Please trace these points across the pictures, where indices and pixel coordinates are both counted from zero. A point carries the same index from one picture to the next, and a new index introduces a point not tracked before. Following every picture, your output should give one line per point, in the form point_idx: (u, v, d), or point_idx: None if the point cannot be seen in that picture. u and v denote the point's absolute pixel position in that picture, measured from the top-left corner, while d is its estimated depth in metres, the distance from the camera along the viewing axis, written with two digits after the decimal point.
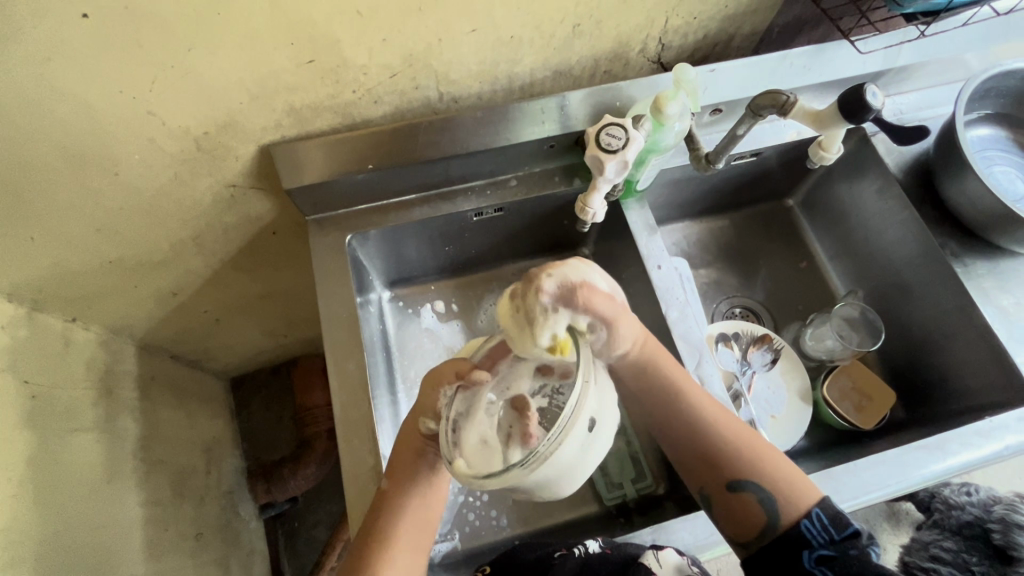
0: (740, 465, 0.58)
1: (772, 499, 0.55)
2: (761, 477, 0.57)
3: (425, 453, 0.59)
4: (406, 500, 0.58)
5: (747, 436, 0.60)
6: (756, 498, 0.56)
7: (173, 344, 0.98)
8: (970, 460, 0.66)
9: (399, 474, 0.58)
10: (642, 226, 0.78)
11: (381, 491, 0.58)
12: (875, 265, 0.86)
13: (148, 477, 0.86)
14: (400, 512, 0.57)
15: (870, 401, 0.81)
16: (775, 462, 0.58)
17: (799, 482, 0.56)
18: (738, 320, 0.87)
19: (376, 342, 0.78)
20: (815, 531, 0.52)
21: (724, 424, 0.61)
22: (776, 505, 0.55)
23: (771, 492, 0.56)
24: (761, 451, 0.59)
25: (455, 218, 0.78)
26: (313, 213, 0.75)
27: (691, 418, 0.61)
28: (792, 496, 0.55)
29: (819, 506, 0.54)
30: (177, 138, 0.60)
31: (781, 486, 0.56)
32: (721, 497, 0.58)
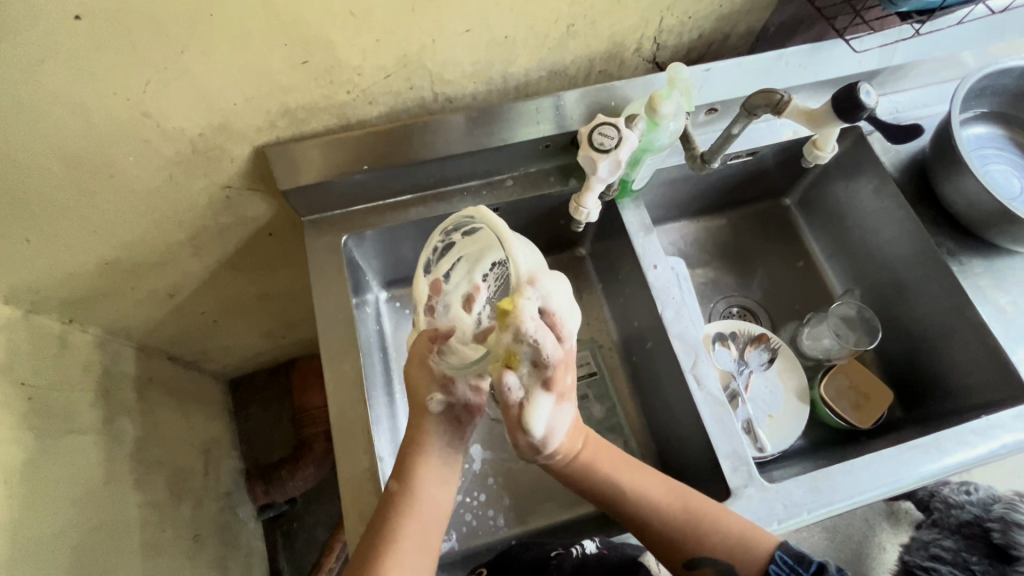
0: (690, 546, 0.58)
1: (729, 570, 0.56)
2: (714, 551, 0.57)
3: (432, 442, 0.62)
4: (417, 491, 0.60)
5: (689, 511, 0.59)
6: (714, 572, 0.57)
7: (171, 345, 0.98)
8: (967, 458, 0.66)
9: (408, 471, 0.60)
10: (637, 226, 0.78)
11: (390, 491, 0.60)
12: (872, 264, 0.86)
13: (146, 478, 0.86)
14: (411, 504, 0.59)
15: (868, 400, 0.81)
16: (724, 521, 0.58)
17: (749, 538, 0.56)
18: (735, 320, 0.87)
19: (372, 343, 0.78)
20: (784, 572, 0.54)
21: (667, 504, 0.60)
22: (734, 574, 0.56)
23: (728, 562, 0.56)
24: (708, 518, 0.58)
25: (451, 218, 0.78)
26: (309, 214, 0.75)
27: (636, 507, 0.61)
28: (746, 557, 0.55)
29: (780, 550, 0.55)
30: (173, 140, 0.60)
31: (734, 552, 0.56)
32: (684, 575, 0.59)
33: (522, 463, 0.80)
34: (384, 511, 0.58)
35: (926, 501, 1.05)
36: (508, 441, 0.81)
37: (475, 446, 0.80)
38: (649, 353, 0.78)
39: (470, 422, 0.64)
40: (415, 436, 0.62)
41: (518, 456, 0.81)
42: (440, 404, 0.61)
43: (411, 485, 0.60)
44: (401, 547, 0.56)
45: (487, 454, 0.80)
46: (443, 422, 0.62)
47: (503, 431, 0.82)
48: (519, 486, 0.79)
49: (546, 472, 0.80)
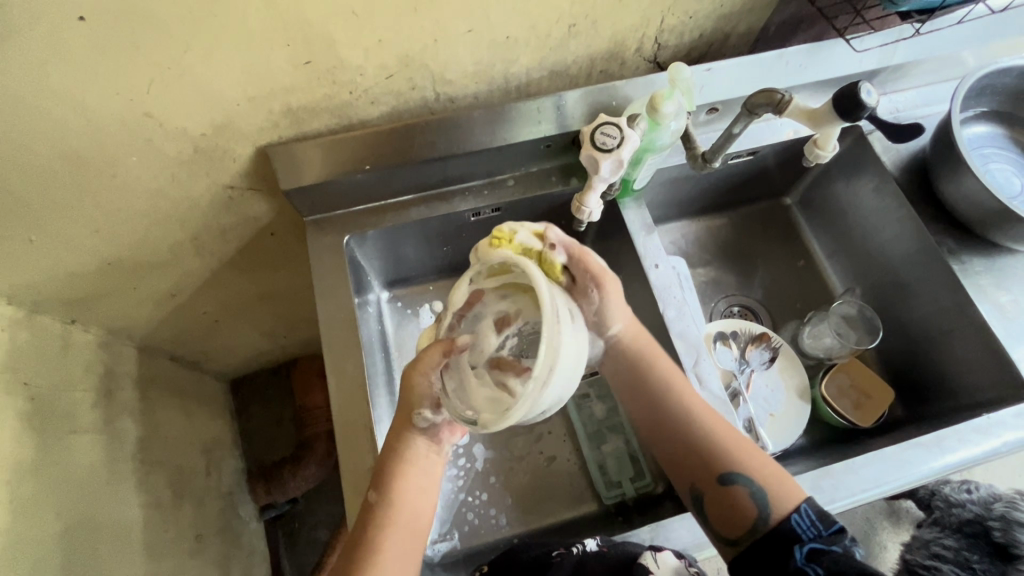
0: (729, 457, 0.59)
1: (764, 492, 0.56)
2: (751, 470, 0.57)
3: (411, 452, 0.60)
4: (394, 509, 0.58)
5: (730, 430, 0.61)
6: (747, 490, 0.56)
7: (173, 345, 0.98)
8: (967, 457, 0.66)
9: (388, 484, 0.59)
10: (639, 226, 0.78)
11: (369, 504, 0.58)
12: (872, 263, 0.86)
13: (148, 478, 0.86)
14: (387, 519, 0.57)
15: (869, 399, 0.81)
16: (763, 458, 0.58)
17: (785, 478, 0.57)
18: (736, 319, 0.87)
19: (374, 342, 0.78)
20: (805, 525, 0.53)
21: (711, 418, 0.61)
22: (767, 499, 0.55)
23: (762, 485, 0.56)
24: (746, 443, 0.60)
25: (452, 218, 0.78)
26: (311, 214, 0.75)
27: (682, 410, 0.62)
28: (780, 490, 0.56)
29: (806, 502, 0.55)
30: (175, 140, 0.60)
31: (769, 479, 0.56)
32: (712, 490, 0.58)
33: (524, 462, 0.80)
34: (364, 525, 0.57)
35: (927, 500, 1.04)
36: (510, 440, 0.81)
37: (476, 445, 0.81)
38: None
39: (446, 439, 0.63)
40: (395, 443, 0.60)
41: (520, 455, 0.81)
42: (426, 421, 0.59)
43: (392, 498, 0.58)
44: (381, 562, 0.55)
45: (489, 453, 0.81)
46: (422, 436, 0.61)
47: (505, 430, 0.82)
48: (520, 485, 0.79)
49: (548, 471, 0.80)
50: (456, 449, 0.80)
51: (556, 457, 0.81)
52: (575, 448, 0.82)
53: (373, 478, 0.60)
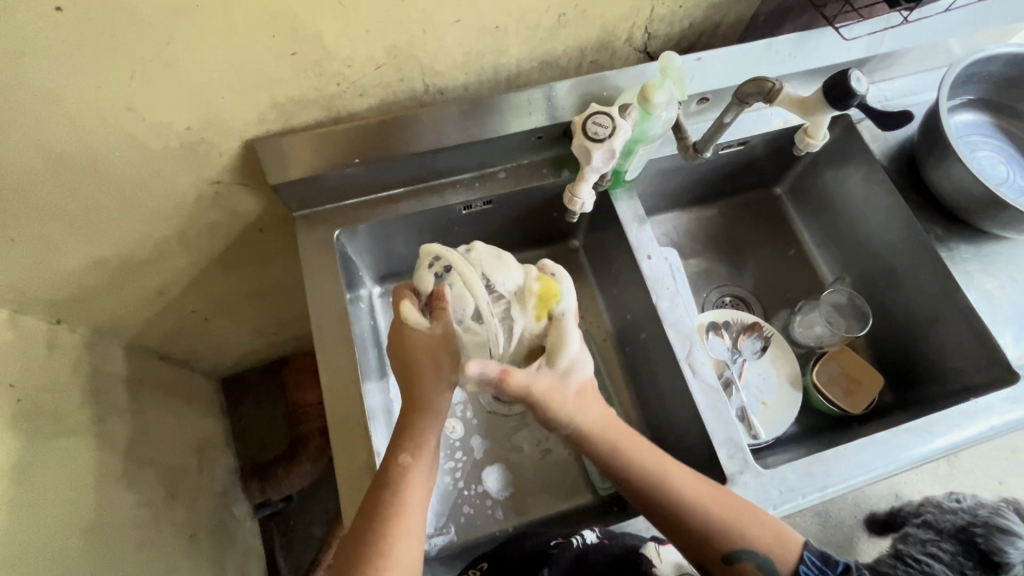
0: (731, 534, 0.56)
1: (767, 558, 0.54)
2: (753, 540, 0.55)
3: (439, 409, 0.61)
4: (424, 471, 0.59)
5: (723, 497, 0.58)
6: (754, 563, 0.54)
7: (162, 343, 0.97)
8: (956, 441, 0.67)
9: (422, 444, 0.60)
10: (631, 217, 0.78)
11: (403, 466, 0.58)
12: (862, 251, 0.87)
13: (139, 479, 0.85)
14: (410, 484, 0.57)
15: (859, 386, 0.82)
16: (761, 520, 0.57)
17: (783, 535, 0.56)
18: (727, 309, 0.88)
19: (367, 337, 0.78)
20: (812, 571, 0.54)
21: (702, 492, 0.58)
22: (771, 562, 0.54)
23: (767, 553, 0.55)
24: (744, 513, 0.57)
25: (443, 211, 0.78)
26: (299, 209, 0.74)
27: (670, 492, 0.58)
28: (781, 549, 0.55)
29: (807, 550, 0.55)
30: (159, 134, 0.59)
31: (772, 544, 0.55)
32: (719, 568, 0.56)
33: (520, 455, 0.81)
34: (395, 484, 0.57)
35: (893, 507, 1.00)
36: (506, 433, 0.82)
37: (473, 437, 0.81)
38: (643, 344, 0.78)
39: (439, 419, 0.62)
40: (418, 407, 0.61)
41: (517, 448, 0.81)
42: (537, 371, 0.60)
43: (424, 459, 0.59)
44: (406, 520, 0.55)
45: (486, 444, 0.81)
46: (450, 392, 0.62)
47: (501, 424, 0.82)
48: (517, 479, 0.79)
49: (544, 463, 0.80)
50: (452, 443, 0.80)
51: (551, 449, 0.81)
52: None
53: (401, 442, 0.60)
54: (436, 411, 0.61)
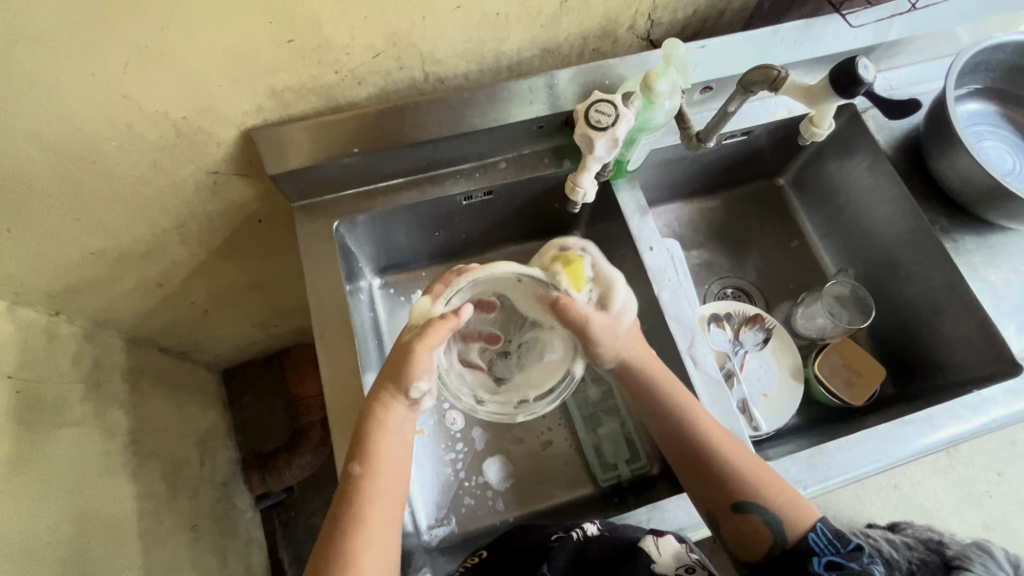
0: (744, 487, 0.57)
1: (777, 516, 0.55)
2: (766, 497, 0.57)
3: (390, 422, 0.60)
4: (378, 478, 0.58)
5: (743, 454, 0.60)
6: (763, 518, 0.56)
7: (162, 335, 0.97)
8: (959, 433, 0.66)
9: (374, 454, 0.58)
10: (633, 207, 0.77)
11: (353, 475, 0.57)
12: (865, 242, 0.86)
13: (140, 470, 0.85)
14: (365, 495, 0.57)
15: (860, 377, 0.82)
16: (776, 483, 0.58)
17: (796, 503, 0.56)
18: (728, 301, 0.88)
19: (367, 329, 0.77)
20: (821, 543, 0.52)
21: (726, 442, 0.60)
22: (779, 523, 0.55)
23: (777, 511, 0.56)
24: (761, 471, 0.59)
25: (443, 202, 0.77)
26: (298, 200, 0.73)
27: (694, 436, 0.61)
28: (792, 513, 0.55)
29: (819, 521, 0.54)
30: (155, 124, 0.58)
31: (784, 506, 0.56)
32: (726, 520, 0.58)
33: (521, 447, 0.81)
34: (349, 498, 0.56)
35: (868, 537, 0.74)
36: (506, 424, 0.82)
37: (474, 429, 0.81)
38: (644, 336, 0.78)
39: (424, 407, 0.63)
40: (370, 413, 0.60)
41: (517, 439, 0.81)
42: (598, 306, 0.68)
43: (377, 468, 0.58)
44: (365, 534, 0.55)
45: (487, 436, 0.81)
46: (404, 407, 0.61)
47: (502, 415, 0.82)
48: (518, 471, 0.79)
49: (544, 455, 0.80)
50: (453, 435, 0.80)
51: (552, 441, 0.81)
52: (572, 432, 0.82)
53: (354, 450, 0.59)
54: (393, 421, 0.60)
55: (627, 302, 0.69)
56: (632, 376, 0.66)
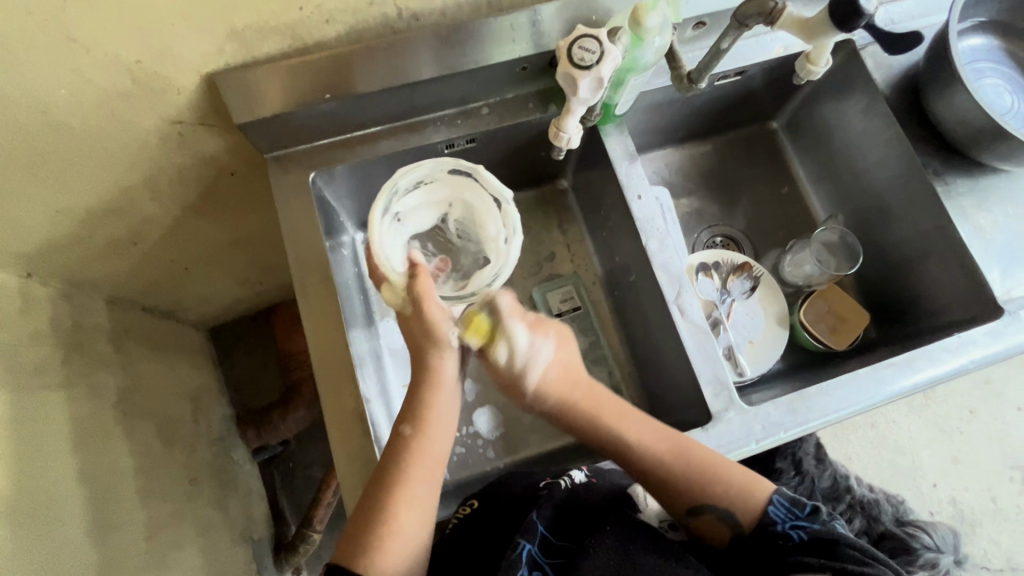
0: (693, 493, 0.59)
1: (730, 511, 0.58)
2: (715, 498, 0.58)
3: (444, 381, 0.67)
4: (425, 442, 0.63)
5: (681, 456, 0.61)
6: (716, 516, 0.58)
7: (144, 294, 0.95)
8: (939, 374, 0.66)
9: (422, 418, 0.64)
10: (621, 154, 0.74)
11: (403, 435, 0.63)
12: (856, 187, 0.85)
13: (133, 429, 0.85)
14: (414, 452, 0.61)
15: (845, 323, 0.82)
16: (724, 476, 0.59)
17: (748, 488, 0.58)
18: (717, 249, 0.87)
19: (352, 285, 0.76)
20: (781, 515, 0.55)
21: (665, 451, 0.62)
22: (734, 514, 0.57)
23: (729, 507, 0.58)
24: (705, 458, 0.60)
25: (424, 150, 0.74)
26: (271, 150, 0.70)
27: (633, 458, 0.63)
28: (744, 504, 0.57)
29: (777, 493, 0.57)
30: (108, 69, 0.54)
31: (736, 500, 0.58)
32: (688, 523, 0.60)
33: (511, 397, 0.82)
34: (395, 454, 0.61)
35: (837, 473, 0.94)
36: None
37: (465, 381, 0.82)
38: (632, 286, 0.78)
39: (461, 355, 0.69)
40: (426, 369, 0.67)
41: None
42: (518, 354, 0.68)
43: (425, 431, 0.64)
44: (408, 493, 0.59)
45: (478, 387, 0.82)
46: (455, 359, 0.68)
47: (490, 367, 0.83)
48: (508, 420, 0.81)
49: None
50: None
51: None
52: None
53: (405, 414, 0.65)
54: (445, 384, 0.67)
55: (535, 352, 0.69)
56: (562, 408, 0.69)
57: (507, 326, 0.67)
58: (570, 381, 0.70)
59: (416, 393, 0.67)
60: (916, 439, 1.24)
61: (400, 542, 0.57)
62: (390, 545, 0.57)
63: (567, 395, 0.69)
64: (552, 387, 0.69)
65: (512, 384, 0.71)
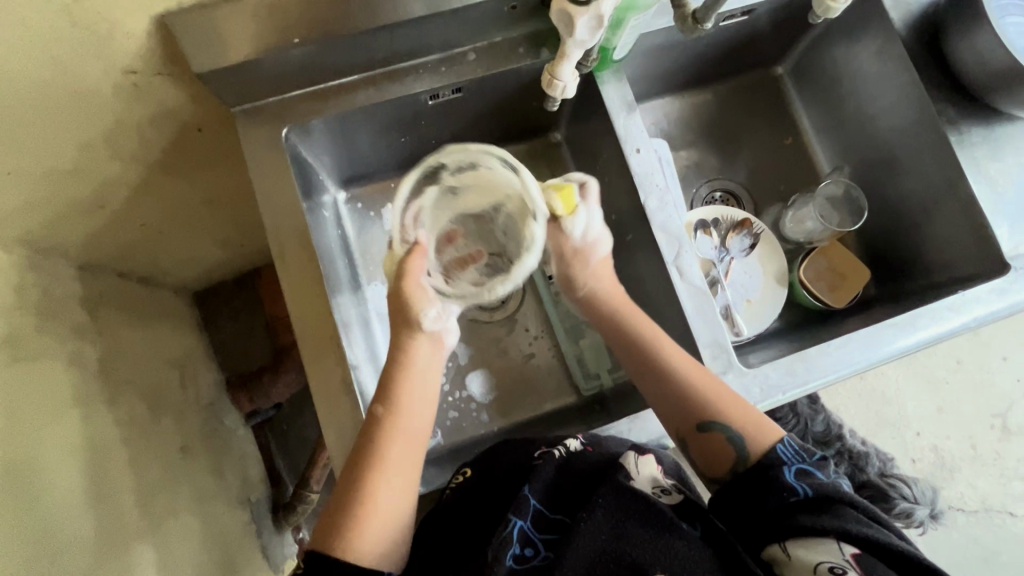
0: (708, 406, 0.58)
1: (740, 435, 0.56)
2: (729, 419, 0.58)
3: (415, 361, 0.63)
4: (399, 421, 0.59)
5: (704, 374, 0.61)
6: (724, 435, 0.57)
7: (119, 259, 0.91)
8: (939, 333, 0.65)
9: (395, 396, 0.61)
10: (619, 103, 0.69)
11: (376, 416, 0.59)
12: (862, 136, 0.82)
13: (118, 398, 0.83)
14: (388, 433, 0.58)
15: (844, 280, 0.80)
16: (740, 403, 0.59)
17: (761, 423, 0.57)
18: (716, 205, 0.84)
19: (334, 247, 0.74)
20: (789, 454, 0.53)
21: (688, 365, 0.61)
22: (743, 441, 0.56)
23: (740, 432, 0.57)
24: (723, 389, 0.60)
25: (407, 101, 0.68)
26: (238, 103, 0.64)
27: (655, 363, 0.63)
28: (757, 431, 0.56)
29: (789, 435, 0.56)
30: (40, 9, 0.47)
31: (748, 427, 0.57)
32: (692, 437, 0.59)
33: (504, 360, 0.81)
34: (369, 434, 0.58)
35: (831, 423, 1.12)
36: (488, 339, 0.81)
37: (457, 345, 0.80)
38: (628, 247, 0.75)
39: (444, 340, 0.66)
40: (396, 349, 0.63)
41: (500, 352, 0.81)
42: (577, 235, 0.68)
43: (399, 409, 0.60)
44: (384, 474, 0.57)
45: (471, 351, 0.80)
46: (427, 340, 0.64)
47: (483, 330, 0.81)
48: (501, 383, 0.80)
49: (527, 367, 0.81)
50: None
51: (535, 354, 0.81)
52: (554, 345, 0.82)
53: (377, 394, 0.61)
54: (416, 363, 0.63)
55: (601, 237, 0.69)
56: (597, 308, 0.70)
57: (588, 208, 0.67)
58: (614, 283, 0.71)
59: (387, 372, 0.63)
60: (904, 390, 1.26)
61: (376, 522, 0.55)
62: (366, 528, 0.54)
63: (603, 298, 0.70)
64: (598, 281, 0.70)
65: (568, 263, 0.70)
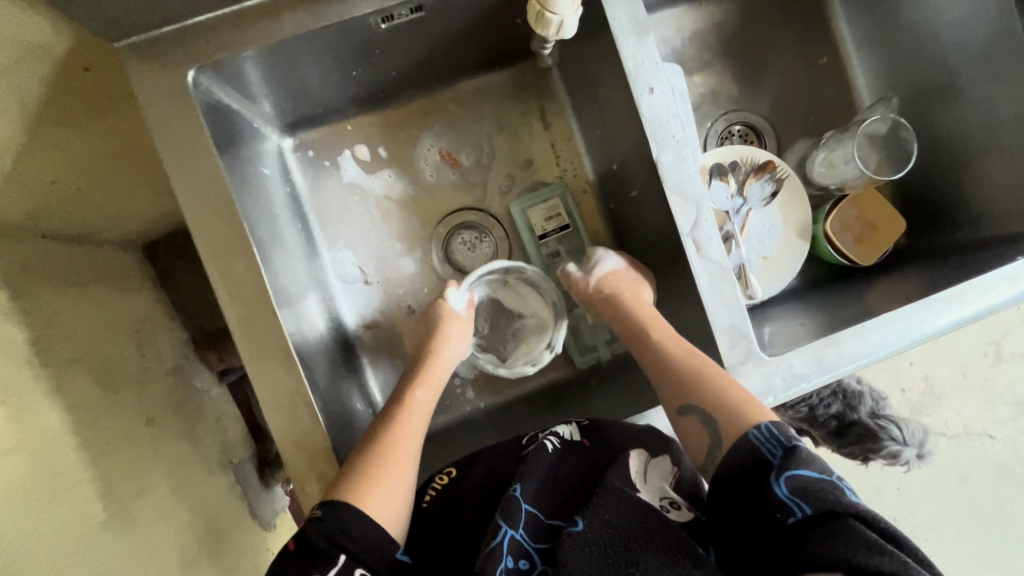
0: (687, 390, 0.54)
1: (714, 419, 0.52)
2: (705, 401, 0.53)
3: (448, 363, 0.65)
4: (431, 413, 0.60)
5: (692, 357, 0.56)
6: (700, 420, 0.53)
7: (38, 222, 0.76)
8: (988, 308, 0.56)
9: (434, 384, 0.62)
10: (627, 25, 0.53)
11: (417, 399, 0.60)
12: (915, 56, 0.68)
13: (64, 379, 0.74)
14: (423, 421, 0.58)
15: (874, 232, 0.70)
16: (720, 384, 0.53)
17: (738, 405, 0.51)
18: (734, 146, 0.72)
19: (282, 212, 0.63)
20: (762, 439, 0.47)
21: (677, 350, 0.57)
22: (717, 426, 0.51)
23: (715, 416, 0.52)
24: (707, 369, 0.54)
25: (350, 26, 0.53)
26: (120, 38, 0.50)
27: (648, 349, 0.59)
28: (733, 416, 0.51)
29: (768, 421, 0.49)
30: None
31: (723, 411, 0.51)
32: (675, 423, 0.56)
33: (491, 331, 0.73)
34: (407, 414, 0.58)
35: None
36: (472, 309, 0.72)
37: None
38: (633, 203, 0.65)
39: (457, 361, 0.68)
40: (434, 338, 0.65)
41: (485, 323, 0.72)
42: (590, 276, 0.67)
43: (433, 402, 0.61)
44: (407, 451, 0.54)
45: None
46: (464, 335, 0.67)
47: None
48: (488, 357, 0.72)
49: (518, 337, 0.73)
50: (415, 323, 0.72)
51: None
52: None
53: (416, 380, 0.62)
54: (448, 362, 0.65)
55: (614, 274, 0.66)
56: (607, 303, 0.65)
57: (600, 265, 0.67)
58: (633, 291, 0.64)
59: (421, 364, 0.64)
60: None
61: (389, 488, 0.51)
62: (380, 492, 0.50)
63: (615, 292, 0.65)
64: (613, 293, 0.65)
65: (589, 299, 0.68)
